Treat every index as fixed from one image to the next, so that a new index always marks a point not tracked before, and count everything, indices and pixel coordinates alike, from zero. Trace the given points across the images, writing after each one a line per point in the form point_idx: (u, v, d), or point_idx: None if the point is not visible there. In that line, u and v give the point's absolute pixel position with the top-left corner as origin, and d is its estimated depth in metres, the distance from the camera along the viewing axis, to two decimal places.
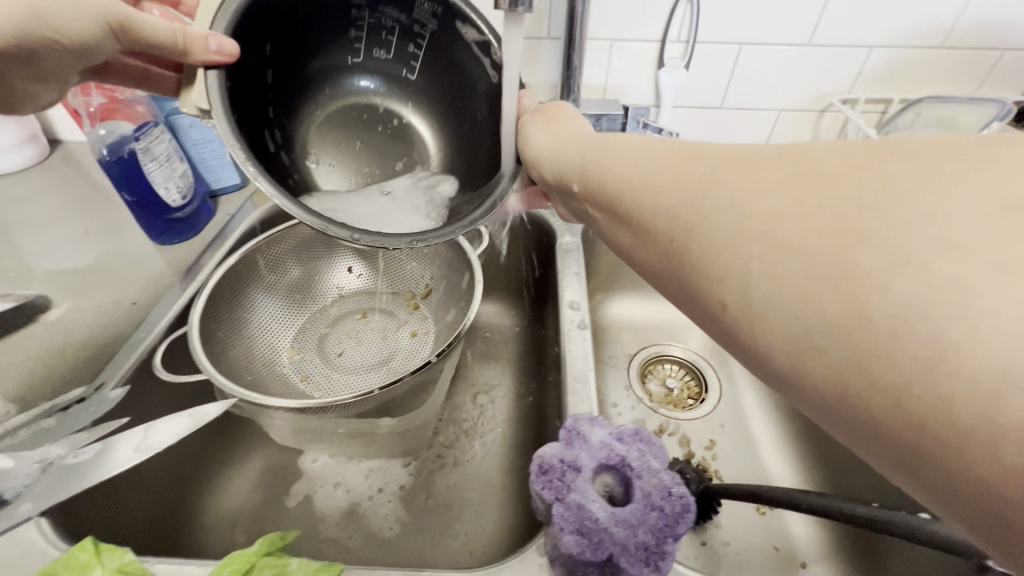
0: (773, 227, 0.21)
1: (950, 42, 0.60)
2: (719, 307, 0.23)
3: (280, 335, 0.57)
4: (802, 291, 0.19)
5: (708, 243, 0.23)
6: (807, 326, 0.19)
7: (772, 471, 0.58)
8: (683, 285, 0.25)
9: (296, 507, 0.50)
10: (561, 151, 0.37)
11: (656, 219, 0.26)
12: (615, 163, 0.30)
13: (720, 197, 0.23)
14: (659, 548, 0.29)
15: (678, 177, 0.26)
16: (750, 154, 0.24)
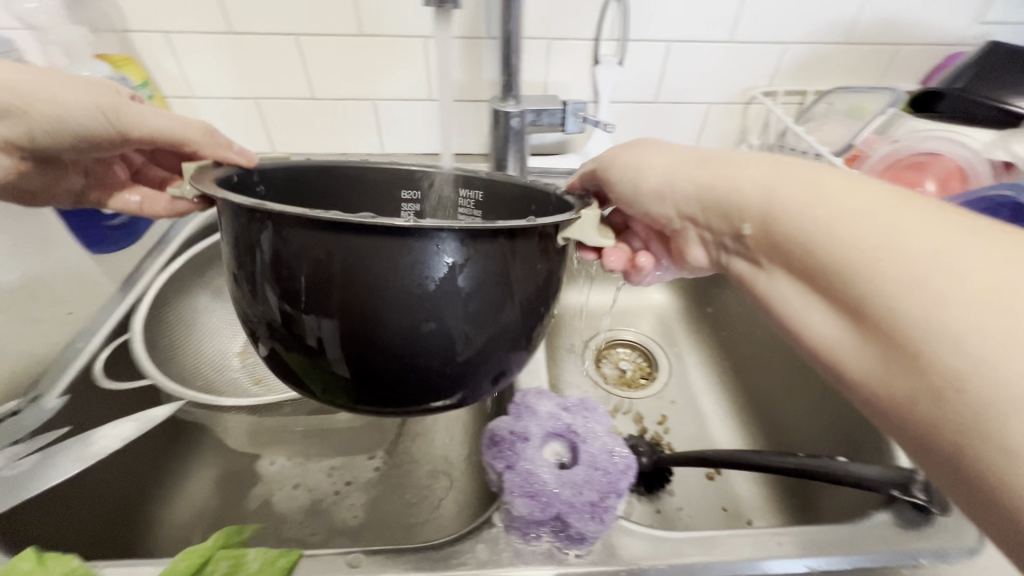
0: (966, 288, 0.21)
1: (854, 38, 0.66)
2: (913, 388, 0.22)
3: (230, 340, 0.55)
4: (984, 355, 0.20)
5: (879, 279, 0.23)
6: (975, 391, 0.20)
7: (720, 439, 0.61)
8: (834, 304, 0.26)
9: (256, 510, 0.49)
10: (708, 185, 0.34)
11: (868, 297, 0.24)
12: (807, 217, 0.27)
13: (951, 280, 0.21)
14: (602, 503, 0.30)
15: (908, 255, 0.23)
16: (959, 214, 0.24)
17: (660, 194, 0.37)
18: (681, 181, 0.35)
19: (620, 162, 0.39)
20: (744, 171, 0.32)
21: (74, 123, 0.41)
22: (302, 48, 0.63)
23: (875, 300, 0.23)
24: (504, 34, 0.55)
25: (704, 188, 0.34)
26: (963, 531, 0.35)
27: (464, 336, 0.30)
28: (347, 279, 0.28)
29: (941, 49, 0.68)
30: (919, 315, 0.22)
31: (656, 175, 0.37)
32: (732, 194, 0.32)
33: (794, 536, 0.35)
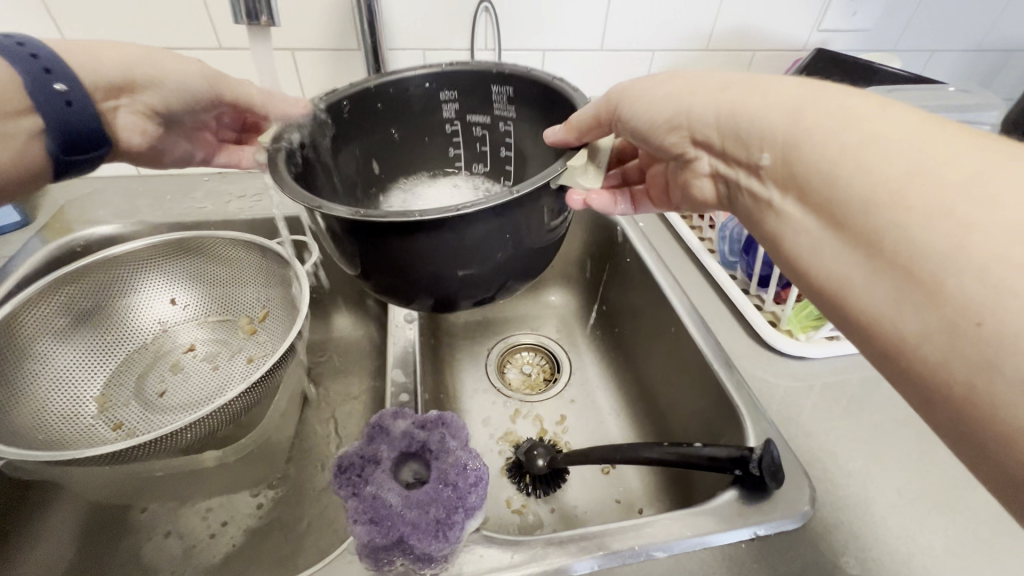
0: (925, 196, 0.23)
1: (713, 45, 0.71)
2: (907, 296, 0.23)
3: (86, 385, 0.51)
4: (946, 257, 0.22)
5: (863, 190, 0.25)
6: (940, 288, 0.22)
7: (615, 432, 0.64)
8: (828, 217, 0.27)
9: (120, 566, 0.45)
10: (716, 115, 0.34)
11: (856, 207, 0.25)
12: (797, 138, 0.29)
13: (917, 193, 0.23)
14: (448, 520, 0.30)
15: (891, 167, 0.24)
16: (911, 125, 0.26)
17: (655, 120, 0.37)
18: (698, 113, 0.35)
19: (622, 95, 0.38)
20: (769, 91, 0.32)
21: (171, 83, 0.46)
22: None
23: (869, 211, 0.25)
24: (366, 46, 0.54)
25: (714, 118, 0.34)
26: (796, 499, 0.39)
27: (498, 273, 0.38)
28: (416, 247, 0.34)
29: (789, 55, 0.74)
30: (907, 223, 0.23)
31: (657, 105, 0.37)
32: (746, 120, 0.32)
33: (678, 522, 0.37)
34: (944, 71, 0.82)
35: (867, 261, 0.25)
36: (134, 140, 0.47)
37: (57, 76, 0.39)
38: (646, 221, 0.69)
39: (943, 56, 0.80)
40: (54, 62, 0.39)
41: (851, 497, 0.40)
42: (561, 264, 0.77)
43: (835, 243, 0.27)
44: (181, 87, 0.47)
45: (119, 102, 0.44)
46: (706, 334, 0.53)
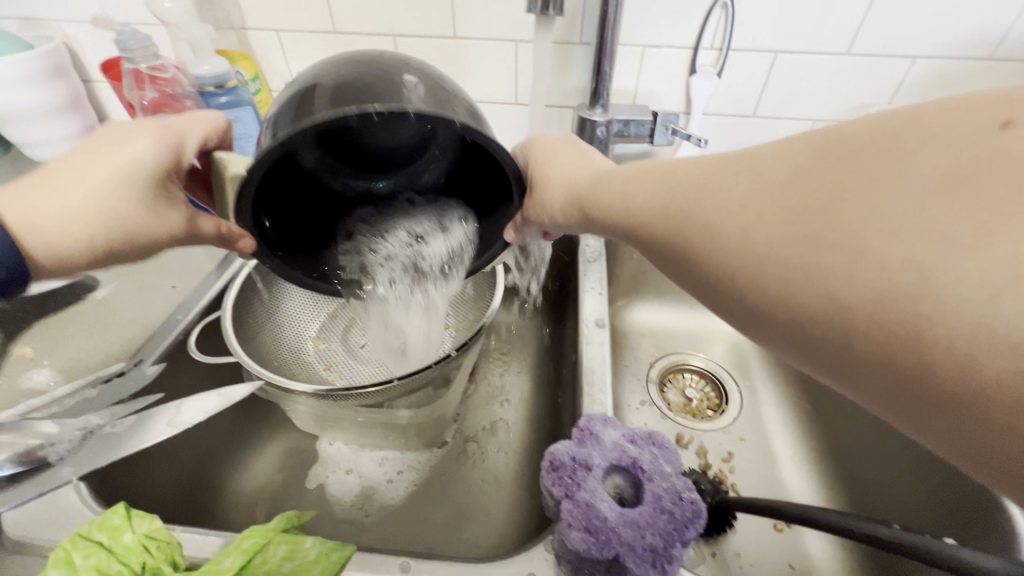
0: (748, 231, 0.25)
1: (1000, 54, 0.58)
2: (806, 312, 0.22)
3: (307, 324, 0.58)
4: (795, 264, 0.22)
5: (709, 250, 0.27)
6: (834, 295, 0.21)
7: (792, 488, 0.56)
8: (699, 283, 0.28)
9: (315, 490, 0.52)
10: (588, 194, 0.37)
11: (705, 248, 0.27)
12: (635, 206, 0.32)
13: (734, 225, 0.25)
14: (665, 551, 0.29)
15: (712, 230, 0.26)
16: (708, 173, 0.28)
17: (558, 205, 0.39)
18: (573, 188, 0.39)
19: (546, 174, 0.41)
20: (613, 180, 0.36)
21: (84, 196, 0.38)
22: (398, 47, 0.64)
23: (711, 251, 0.26)
24: (598, 39, 0.53)
25: (581, 203, 0.37)
26: None
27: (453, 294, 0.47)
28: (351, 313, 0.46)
29: None
30: (735, 256, 0.25)
31: (556, 183, 0.40)
32: (602, 199, 0.35)
33: None
34: None
35: (725, 299, 0.27)
36: (66, 266, 0.38)
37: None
38: None
39: None
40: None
41: None
42: None
43: (707, 294, 0.28)
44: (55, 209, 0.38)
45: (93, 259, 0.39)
46: None
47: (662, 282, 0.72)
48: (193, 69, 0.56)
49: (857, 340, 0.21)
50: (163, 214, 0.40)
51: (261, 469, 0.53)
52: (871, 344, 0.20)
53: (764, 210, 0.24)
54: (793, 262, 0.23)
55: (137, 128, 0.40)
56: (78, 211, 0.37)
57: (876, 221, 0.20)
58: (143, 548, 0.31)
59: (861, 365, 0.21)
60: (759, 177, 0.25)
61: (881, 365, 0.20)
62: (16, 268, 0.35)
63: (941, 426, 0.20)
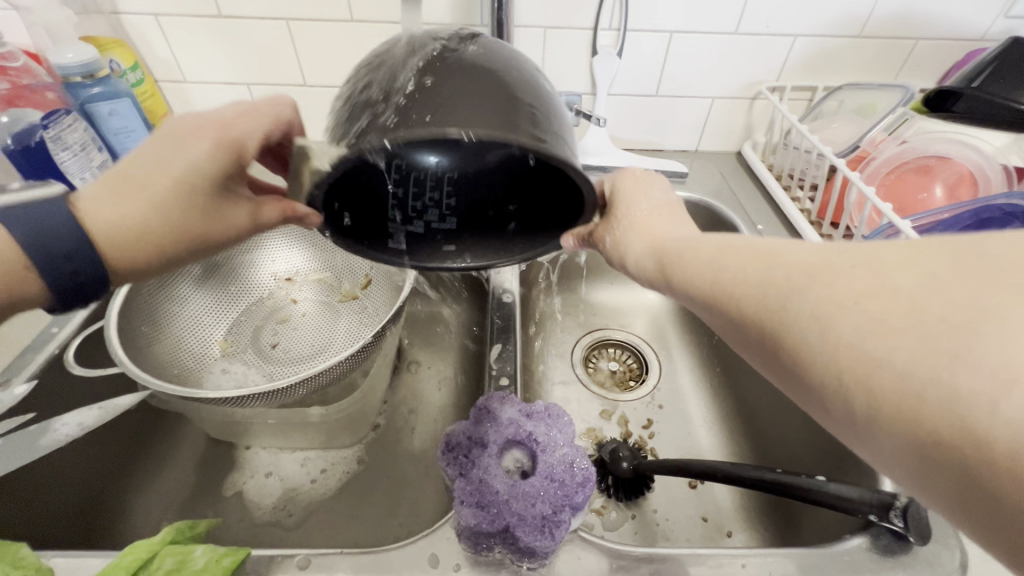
0: (855, 325, 0.22)
1: (868, 31, 0.63)
2: (929, 449, 0.20)
3: (212, 328, 0.56)
4: (908, 380, 0.20)
5: (804, 334, 0.24)
6: (961, 426, 0.18)
7: (704, 447, 0.60)
8: (780, 365, 0.25)
9: (231, 497, 0.50)
10: (663, 250, 0.34)
11: (810, 353, 0.23)
12: (715, 275, 0.29)
13: (843, 331, 0.22)
14: (555, 517, 0.29)
15: (810, 306, 0.23)
16: (822, 253, 0.25)
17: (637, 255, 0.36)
18: (655, 241, 0.35)
19: (631, 218, 0.38)
20: (699, 241, 0.32)
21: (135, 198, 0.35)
22: (293, 32, 0.61)
23: (815, 356, 0.23)
24: (493, 21, 0.53)
25: (660, 261, 0.34)
26: (941, 561, 0.33)
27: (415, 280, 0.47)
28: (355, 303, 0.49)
29: (960, 45, 0.64)
30: (844, 366, 0.22)
31: (637, 230, 0.37)
32: (682, 258, 0.32)
33: (760, 559, 0.34)
34: None
35: (812, 396, 0.24)
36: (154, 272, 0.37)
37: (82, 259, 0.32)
38: (765, 225, 0.64)
39: None
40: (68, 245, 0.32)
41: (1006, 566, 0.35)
42: None
43: (789, 372, 0.25)
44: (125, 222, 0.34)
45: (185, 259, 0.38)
46: None
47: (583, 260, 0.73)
48: (56, 58, 0.51)
49: (993, 488, 0.18)
50: (223, 215, 0.38)
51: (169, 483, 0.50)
52: (1013, 493, 0.17)
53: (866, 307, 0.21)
54: (913, 382, 0.20)
55: (191, 131, 0.36)
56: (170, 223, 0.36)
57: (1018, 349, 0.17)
58: None
59: (996, 519, 0.19)
60: (878, 268, 0.22)
61: (1019, 516, 0.18)
62: (99, 279, 0.34)
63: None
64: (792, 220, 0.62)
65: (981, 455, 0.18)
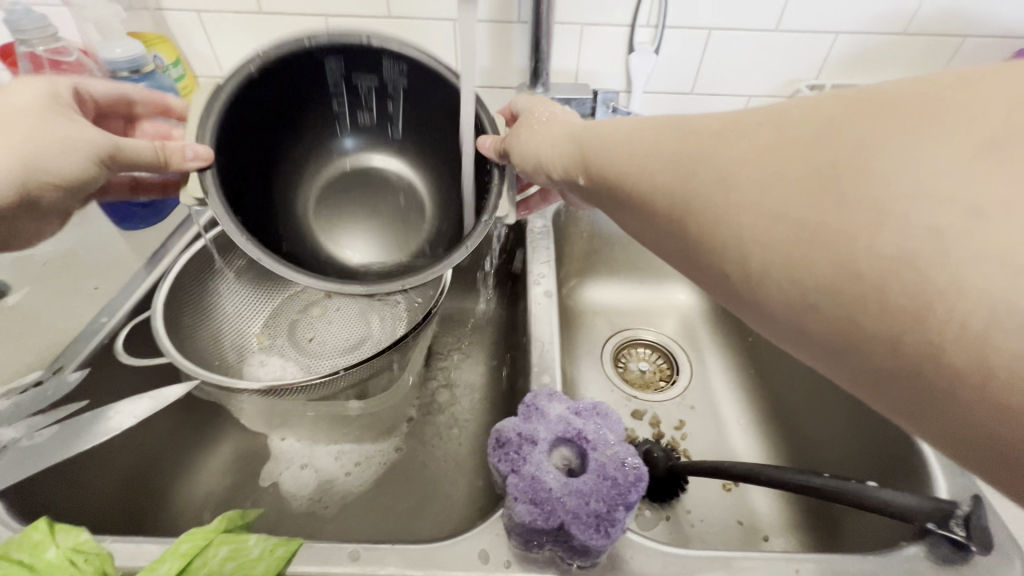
0: (759, 193, 0.23)
1: (915, 27, 0.61)
2: (819, 300, 0.21)
3: (251, 320, 0.57)
4: (807, 238, 0.21)
5: (716, 210, 0.24)
6: (844, 263, 0.20)
7: (739, 449, 0.59)
8: (689, 246, 0.27)
9: (268, 487, 0.50)
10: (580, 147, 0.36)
11: (718, 226, 0.24)
12: (636, 160, 0.30)
13: (749, 197, 0.23)
14: (609, 515, 0.29)
15: (717, 176, 0.25)
16: (728, 126, 0.26)
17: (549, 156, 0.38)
18: (580, 139, 0.36)
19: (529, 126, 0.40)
20: (610, 129, 0.34)
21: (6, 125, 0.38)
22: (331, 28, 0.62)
23: (722, 224, 0.24)
24: (533, 17, 0.53)
25: (581, 151, 0.35)
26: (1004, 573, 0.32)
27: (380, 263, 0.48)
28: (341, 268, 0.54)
29: (1010, 42, 0.62)
30: (743, 224, 0.23)
31: (542, 133, 0.39)
32: (601, 149, 0.33)
33: (814, 564, 0.33)
34: None
35: (717, 276, 0.25)
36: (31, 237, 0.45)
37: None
38: None
39: None
40: None
41: None
42: None
43: (694, 251, 0.26)
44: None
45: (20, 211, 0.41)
46: None
47: (613, 258, 0.73)
48: (105, 53, 0.52)
49: (874, 331, 0.20)
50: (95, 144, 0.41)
51: (208, 473, 0.51)
52: (875, 322, 0.19)
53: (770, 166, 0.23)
54: (808, 229, 0.21)
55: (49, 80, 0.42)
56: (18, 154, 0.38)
57: (888, 177, 0.19)
58: (69, 563, 0.29)
59: (872, 366, 0.20)
60: (785, 129, 0.23)
61: (885, 349, 0.19)
62: None
63: (943, 411, 0.19)
64: None
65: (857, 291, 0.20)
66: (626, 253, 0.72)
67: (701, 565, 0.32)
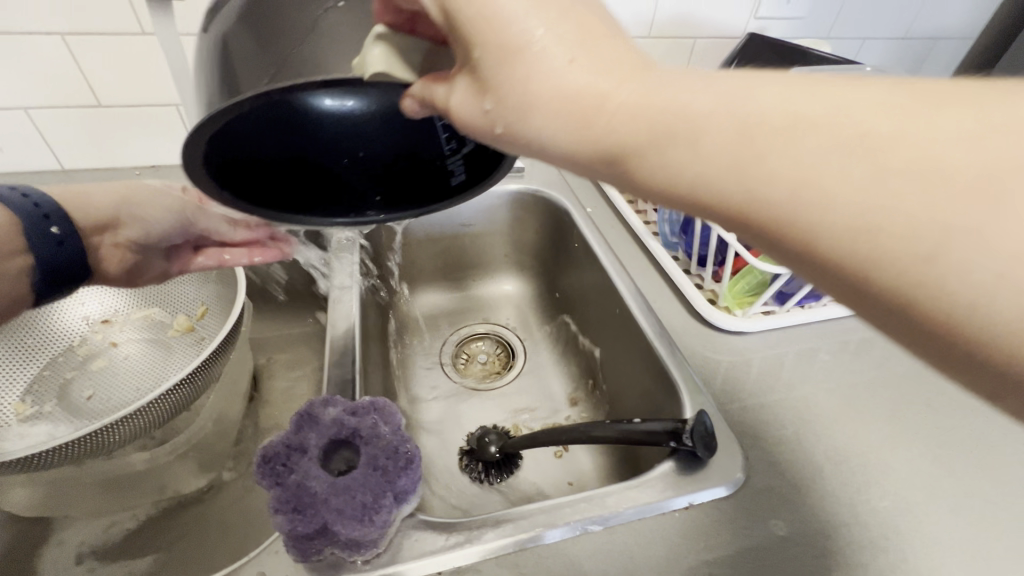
0: (917, 229, 0.20)
1: (654, 32, 0.72)
2: (930, 327, 0.21)
3: (4, 392, 0.48)
4: (931, 248, 0.20)
5: (850, 232, 0.21)
6: (980, 298, 0.19)
7: (569, 417, 0.64)
8: (808, 265, 0.23)
9: (47, 575, 0.43)
10: (558, 160, 0.26)
11: (854, 239, 0.21)
12: (688, 156, 0.24)
13: (895, 214, 0.20)
14: (374, 504, 0.30)
15: (848, 182, 0.21)
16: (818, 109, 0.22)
17: (470, 120, 0.26)
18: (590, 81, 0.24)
19: (511, 79, 0.24)
20: (759, 84, 0.23)
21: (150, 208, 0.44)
22: (71, 50, 0.55)
23: (853, 248, 0.21)
24: None
25: (630, 124, 0.24)
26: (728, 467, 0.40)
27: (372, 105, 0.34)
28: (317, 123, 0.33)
29: (728, 42, 0.75)
30: (853, 227, 0.21)
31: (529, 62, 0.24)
32: (644, 125, 0.25)
33: (583, 502, 0.37)
34: (873, 59, 0.84)
35: (850, 290, 0.22)
36: (113, 272, 0.43)
37: (57, 220, 0.36)
38: (594, 208, 0.69)
39: (873, 44, 0.82)
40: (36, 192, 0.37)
41: (784, 463, 0.42)
42: (514, 252, 0.76)
43: (812, 267, 0.23)
44: (87, 199, 0.41)
45: (104, 238, 0.42)
46: (647, 313, 0.53)
47: (441, 261, 0.74)
48: None
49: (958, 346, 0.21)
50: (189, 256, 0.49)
51: None
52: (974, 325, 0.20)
53: (804, 155, 0.21)
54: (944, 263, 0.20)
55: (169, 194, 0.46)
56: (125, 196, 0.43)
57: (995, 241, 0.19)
58: None
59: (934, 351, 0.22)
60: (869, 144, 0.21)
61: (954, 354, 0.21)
62: None
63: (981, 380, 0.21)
64: (615, 203, 0.68)
65: (895, 272, 0.21)
66: (451, 253, 0.74)
67: (525, 516, 0.36)
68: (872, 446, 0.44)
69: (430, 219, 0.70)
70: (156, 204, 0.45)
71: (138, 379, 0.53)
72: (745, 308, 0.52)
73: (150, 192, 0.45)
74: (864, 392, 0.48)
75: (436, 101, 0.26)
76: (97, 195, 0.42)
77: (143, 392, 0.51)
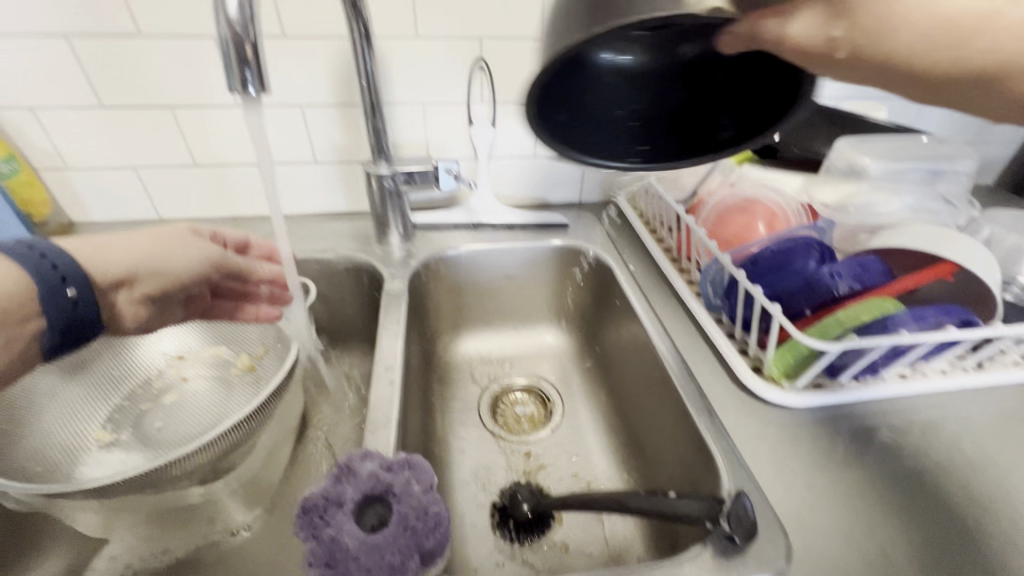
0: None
1: None
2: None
3: (88, 419, 0.54)
4: None
5: (994, 65, 0.32)
6: None
7: (605, 478, 0.62)
8: (968, 95, 0.33)
9: None
10: (912, 60, 0.31)
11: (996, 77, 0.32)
12: (892, 48, 0.31)
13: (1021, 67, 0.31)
14: (402, 566, 0.32)
15: (993, 45, 0.31)
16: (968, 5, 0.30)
17: (811, 48, 0.28)
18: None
19: (868, 10, 0.29)
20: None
21: (168, 263, 0.49)
22: (177, 119, 0.64)
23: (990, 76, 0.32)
24: (366, 106, 0.58)
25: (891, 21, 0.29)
26: (767, 555, 0.38)
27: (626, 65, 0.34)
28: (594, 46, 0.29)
29: None
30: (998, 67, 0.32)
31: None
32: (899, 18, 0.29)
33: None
34: (940, 119, 0.80)
35: (963, 96, 0.33)
36: (127, 324, 0.47)
37: (73, 281, 0.41)
38: (636, 265, 0.69)
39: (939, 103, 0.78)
40: (51, 250, 0.41)
41: (833, 555, 0.39)
42: (556, 304, 0.77)
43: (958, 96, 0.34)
44: (107, 254, 0.45)
45: (122, 294, 0.46)
46: (687, 378, 0.52)
47: (484, 310, 0.76)
48: None
49: None
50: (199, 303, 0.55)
51: None
52: None
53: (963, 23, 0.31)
54: None
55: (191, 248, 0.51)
56: (144, 256, 0.47)
57: None
58: None
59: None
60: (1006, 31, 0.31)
61: None
62: None
63: None
64: (658, 261, 0.68)
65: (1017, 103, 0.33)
66: (495, 302, 0.76)
67: None
68: (934, 544, 0.40)
69: (475, 271, 0.73)
70: (177, 259, 0.49)
71: (200, 413, 0.57)
72: (791, 379, 0.49)
73: (168, 246, 0.49)
74: (925, 480, 0.45)
75: (762, 33, 0.27)
76: (118, 250, 0.46)
77: (203, 425, 0.56)
